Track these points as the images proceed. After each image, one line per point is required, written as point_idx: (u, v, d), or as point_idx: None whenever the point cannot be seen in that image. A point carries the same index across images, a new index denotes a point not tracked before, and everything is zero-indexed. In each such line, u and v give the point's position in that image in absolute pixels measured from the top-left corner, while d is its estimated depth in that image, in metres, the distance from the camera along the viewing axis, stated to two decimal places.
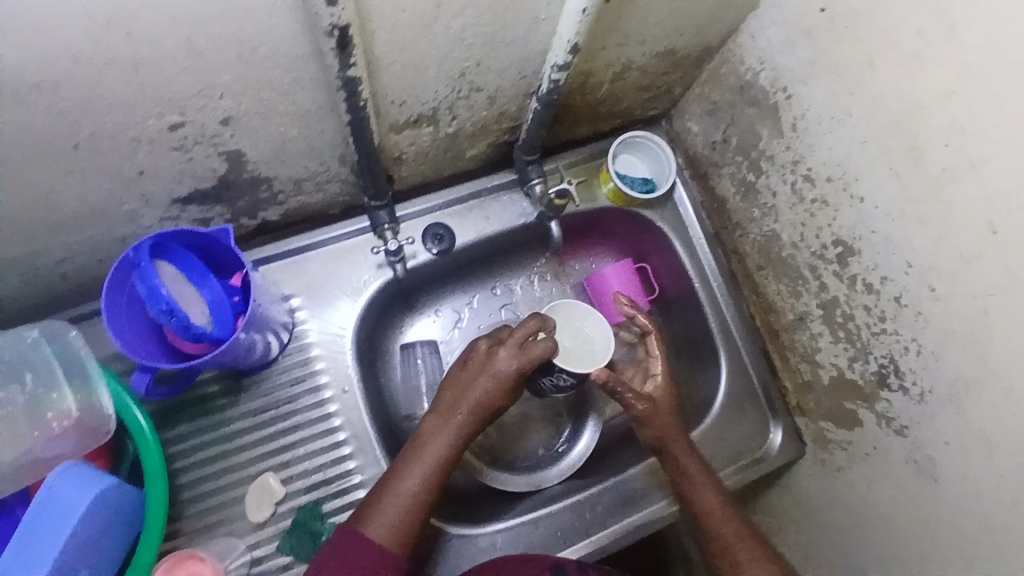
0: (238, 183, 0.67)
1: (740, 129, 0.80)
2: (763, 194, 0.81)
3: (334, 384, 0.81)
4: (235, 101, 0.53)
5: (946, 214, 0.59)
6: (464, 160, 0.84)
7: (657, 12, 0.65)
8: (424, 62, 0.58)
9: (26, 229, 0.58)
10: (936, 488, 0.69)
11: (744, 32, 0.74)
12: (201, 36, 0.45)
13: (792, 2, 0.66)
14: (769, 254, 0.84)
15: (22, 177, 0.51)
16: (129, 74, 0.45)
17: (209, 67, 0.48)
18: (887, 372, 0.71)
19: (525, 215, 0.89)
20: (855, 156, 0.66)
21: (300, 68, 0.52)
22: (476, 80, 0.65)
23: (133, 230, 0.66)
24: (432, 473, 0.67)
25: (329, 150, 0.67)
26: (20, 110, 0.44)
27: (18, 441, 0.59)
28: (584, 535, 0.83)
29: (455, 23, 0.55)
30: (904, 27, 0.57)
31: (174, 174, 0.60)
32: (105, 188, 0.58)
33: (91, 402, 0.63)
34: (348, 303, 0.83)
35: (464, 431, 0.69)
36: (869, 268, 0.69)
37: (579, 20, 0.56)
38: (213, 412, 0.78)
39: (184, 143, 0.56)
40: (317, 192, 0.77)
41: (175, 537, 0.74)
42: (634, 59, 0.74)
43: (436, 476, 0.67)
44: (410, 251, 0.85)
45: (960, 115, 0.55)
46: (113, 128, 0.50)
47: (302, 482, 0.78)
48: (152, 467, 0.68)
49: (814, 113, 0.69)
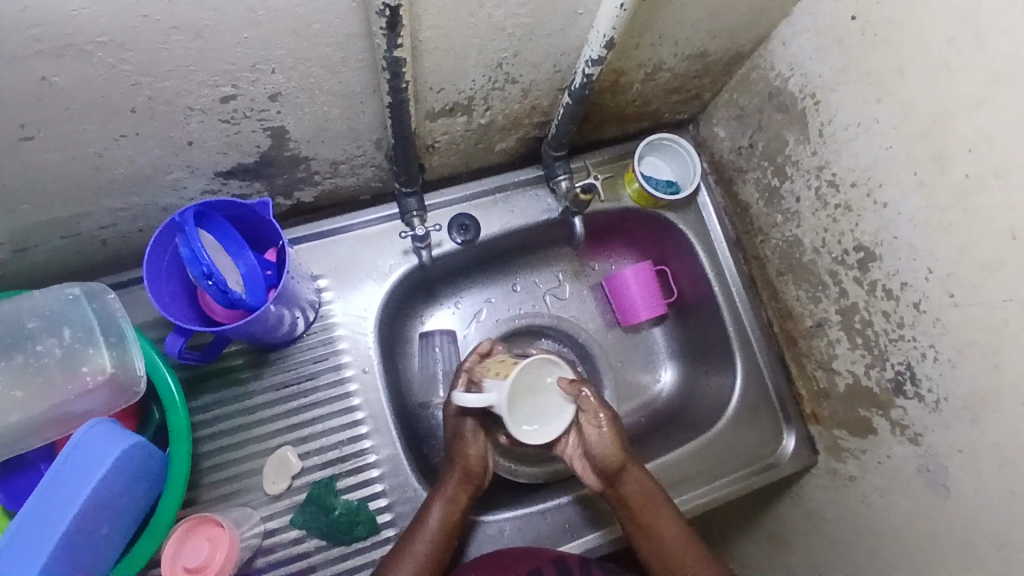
0: (279, 160, 0.70)
1: (767, 135, 0.82)
2: (786, 200, 0.82)
3: (355, 365, 0.83)
4: (285, 77, 0.56)
5: (969, 221, 0.60)
6: (494, 153, 0.86)
7: (691, 13, 0.67)
8: (465, 49, 0.60)
9: (79, 189, 0.61)
10: (948, 499, 0.69)
11: (776, 39, 0.75)
12: (261, 9, 0.48)
13: (824, 10, 0.68)
14: (790, 260, 0.85)
15: (81, 135, 0.54)
16: (190, 40, 0.49)
17: (265, 38, 0.51)
18: (904, 379, 0.71)
19: (549, 210, 0.90)
20: (881, 162, 0.67)
21: (348, 46, 0.55)
22: (512, 71, 0.68)
23: (176, 199, 0.69)
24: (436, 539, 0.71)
25: (367, 132, 0.70)
26: (87, 68, 0.48)
27: (53, 392, 0.62)
28: (591, 529, 0.82)
29: (498, 12, 0.57)
30: (934, 34, 0.58)
31: (221, 145, 0.63)
32: (155, 154, 0.61)
33: (125, 360, 0.65)
34: (373, 286, 0.85)
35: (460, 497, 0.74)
36: (890, 274, 0.70)
37: (616, 15, 0.58)
38: (237, 383, 0.80)
39: (234, 115, 0.59)
40: (351, 176, 0.79)
41: (192, 503, 0.76)
42: (665, 60, 0.76)
43: (439, 542, 0.71)
44: (435, 239, 0.87)
45: (987, 122, 0.56)
46: (169, 93, 0.53)
47: (318, 458, 0.79)
48: (178, 428, 0.68)
49: (841, 119, 0.70)
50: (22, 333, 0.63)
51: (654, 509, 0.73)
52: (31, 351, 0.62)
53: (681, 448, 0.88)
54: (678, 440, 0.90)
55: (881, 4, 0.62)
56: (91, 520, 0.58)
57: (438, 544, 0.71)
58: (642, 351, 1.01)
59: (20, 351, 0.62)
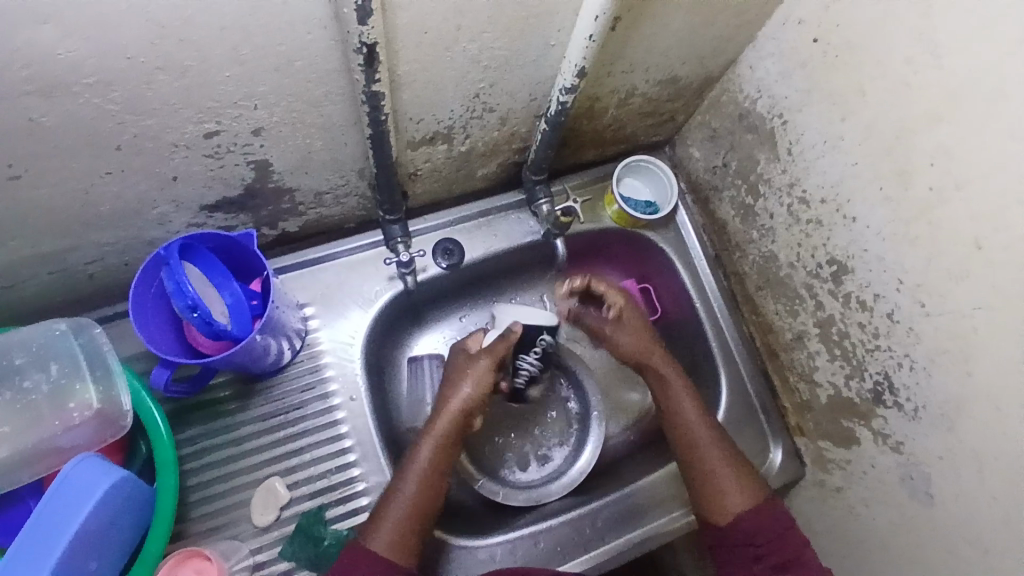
0: (263, 192, 0.71)
1: (739, 155, 0.85)
2: (761, 217, 0.85)
3: (343, 392, 0.83)
4: (268, 112, 0.58)
5: (934, 235, 0.62)
6: (476, 179, 0.88)
7: (661, 41, 0.70)
8: (443, 81, 0.63)
9: (62, 225, 0.62)
10: (931, 506, 0.69)
11: (743, 63, 0.79)
12: (244, 48, 0.49)
13: (787, 36, 0.71)
14: (767, 274, 0.87)
15: (69, 172, 0.55)
16: (177, 79, 0.50)
17: (251, 75, 0.53)
18: (882, 389, 0.73)
19: (532, 233, 0.92)
20: (847, 178, 0.70)
21: (330, 82, 0.57)
22: (489, 101, 0.70)
23: (162, 233, 0.70)
24: (428, 475, 0.75)
25: (350, 162, 0.72)
26: (72, 107, 0.49)
27: (41, 427, 0.62)
28: (583, 551, 0.82)
29: (473, 46, 0.59)
30: (889, 58, 0.61)
31: (206, 179, 0.65)
32: (141, 188, 0.62)
33: (110, 395, 0.65)
34: (359, 313, 0.85)
35: (447, 439, 0.78)
36: (862, 286, 0.72)
37: (586, 46, 0.61)
38: (224, 415, 0.80)
39: (218, 150, 0.61)
40: (335, 205, 0.81)
41: (180, 538, 0.75)
42: (638, 86, 0.78)
43: (432, 475, 0.75)
44: (420, 265, 0.88)
45: (946, 137, 0.58)
46: (154, 131, 0.55)
47: (307, 488, 0.79)
48: (164, 460, 0.69)
49: (808, 138, 0.73)
50: (11, 369, 0.63)
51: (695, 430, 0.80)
52: (19, 387, 0.63)
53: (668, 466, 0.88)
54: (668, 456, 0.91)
55: (840, 29, 0.65)
56: (79, 555, 0.58)
57: (422, 489, 0.74)
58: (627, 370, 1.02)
59: (9, 387, 0.63)
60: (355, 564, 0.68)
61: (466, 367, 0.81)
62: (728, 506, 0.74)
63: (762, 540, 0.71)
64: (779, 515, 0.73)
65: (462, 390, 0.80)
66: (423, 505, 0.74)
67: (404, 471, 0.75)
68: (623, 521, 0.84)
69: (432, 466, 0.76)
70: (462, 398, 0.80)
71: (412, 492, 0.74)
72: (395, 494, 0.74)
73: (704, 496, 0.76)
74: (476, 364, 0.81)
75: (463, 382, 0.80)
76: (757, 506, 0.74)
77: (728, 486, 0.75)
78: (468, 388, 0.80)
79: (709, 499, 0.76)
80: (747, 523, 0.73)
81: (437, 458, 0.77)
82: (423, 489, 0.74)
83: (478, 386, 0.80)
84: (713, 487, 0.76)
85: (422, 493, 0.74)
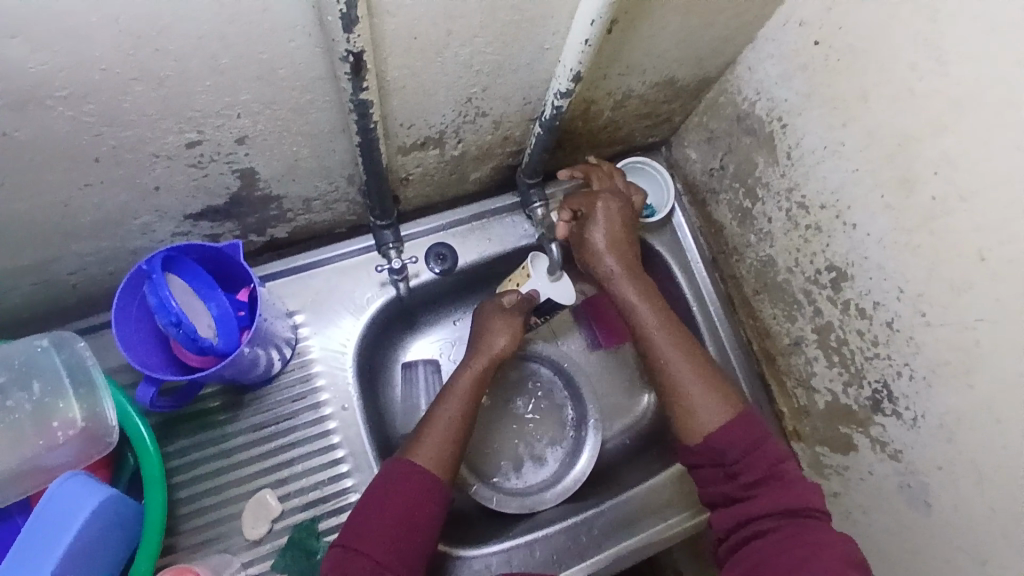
0: (249, 201, 0.69)
1: (737, 157, 0.83)
2: (759, 220, 0.83)
3: (334, 401, 0.81)
4: (252, 121, 0.56)
5: (937, 243, 0.61)
6: (469, 183, 0.86)
7: (657, 44, 0.68)
8: (434, 86, 0.61)
9: (41, 237, 0.60)
10: (929, 515, 0.69)
11: (742, 65, 0.77)
12: (225, 56, 0.47)
13: (787, 38, 0.69)
14: (765, 279, 0.86)
15: (47, 185, 0.53)
16: (155, 89, 0.48)
17: (233, 84, 0.50)
18: (881, 397, 0.72)
19: (527, 236, 0.90)
20: (848, 184, 0.69)
21: (316, 89, 0.55)
22: (482, 105, 0.68)
23: (145, 242, 0.68)
24: (465, 404, 0.74)
25: (339, 169, 0.70)
26: (47, 120, 0.46)
27: (23, 447, 0.61)
28: (580, 559, 0.81)
29: (465, 51, 0.57)
30: (893, 63, 0.60)
31: (189, 189, 0.63)
32: (122, 199, 0.60)
33: (95, 411, 0.64)
34: (350, 321, 0.84)
35: (483, 375, 0.76)
36: (862, 293, 0.71)
37: (582, 51, 0.59)
38: (213, 427, 0.78)
39: (201, 159, 0.59)
40: (325, 211, 0.79)
41: (171, 551, 0.73)
42: (634, 88, 0.77)
43: (469, 405, 0.74)
44: (412, 271, 0.86)
45: (950, 145, 0.57)
46: (134, 142, 0.53)
47: (299, 500, 0.77)
48: (152, 476, 0.67)
49: (808, 142, 0.72)
50: None
51: (664, 341, 0.75)
52: None
53: (664, 472, 0.87)
54: (665, 462, 0.90)
55: (842, 32, 0.63)
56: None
57: (460, 420, 0.73)
58: (623, 373, 1.01)
59: None
60: (398, 488, 0.65)
61: (499, 318, 0.79)
62: (703, 423, 0.70)
63: (734, 458, 0.67)
64: (750, 428, 0.68)
65: (498, 339, 0.78)
66: (459, 433, 0.72)
67: (444, 397, 0.74)
68: (618, 528, 0.83)
69: (468, 405, 0.74)
70: (501, 342, 0.77)
71: (449, 419, 0.72)
72: (433, 420, 0.72)
73: (679, 418, 0.72)
74: (511, 314, 0.79)
75: (502, 330, 0.78)
76: (732, 421, 0.69)
77: (703, 406, 0.70)
78: (506, 329, 0.78)
79: (682, 418, 0.71)
80: (718, 440, 0.68)
81: (471, 389, 0.75)
82: (461, 418, 0.73)
83: (513, 334, 0.78)
84: (683, 408, 0.71)
85: (456, 423, 0.72)
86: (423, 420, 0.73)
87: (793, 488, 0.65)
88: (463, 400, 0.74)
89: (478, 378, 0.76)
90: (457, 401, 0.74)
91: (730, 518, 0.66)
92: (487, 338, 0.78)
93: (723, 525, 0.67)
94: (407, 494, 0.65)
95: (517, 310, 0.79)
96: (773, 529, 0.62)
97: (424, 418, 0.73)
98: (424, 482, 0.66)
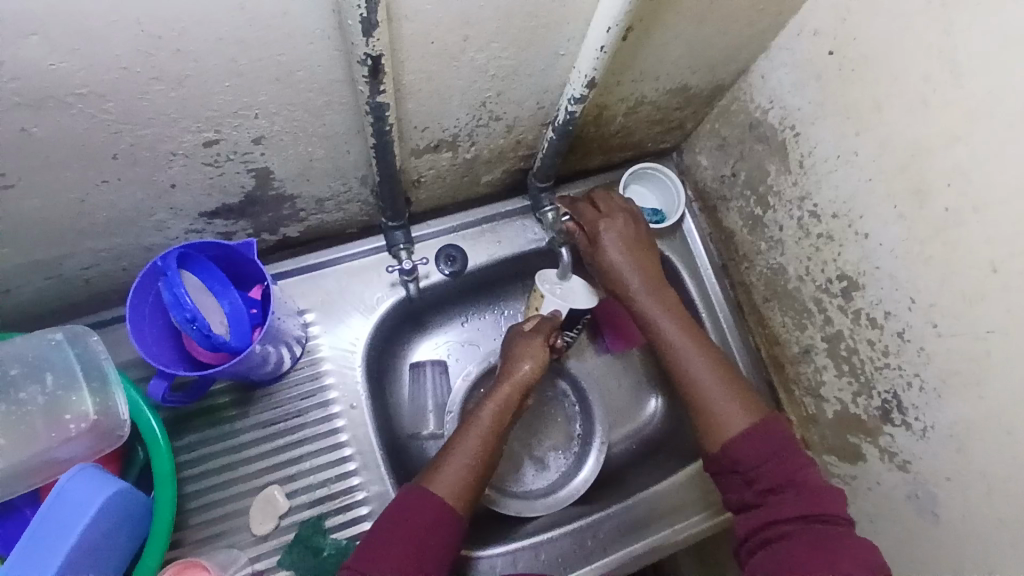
0: (263, 200, 0.70)
1: (749, 165, 0.83)
2: (770, 228, 0.83)
3: (343, 400, 0.82)
4: (268, 121, 0.57)
5: (950, 254, 0.61)
6: (480, 186, 0.87)
7: (671, 50, 0.68)
8: (449, 90, 0.61)
9: (58, 233, 0.61)
10: (937, 527, 0.68)
11: (756, 72, 0.77)
12: (243, 59, 0.48)
13: (802, 46, 0.69)
14: (775, 286, 0.86)
15: (65, 181, 0.54)
16: (173, 89, 0.49)
17: (250, 86, 0.51)
18: (890, 407, 0.72)
19: (536, 240, 0.90)
20: (860, 193, 0.69)
21: (333, 92, 0.55)
22: (495, 110, 0.68)
23: (160, 239, 0.69)
24: (487, 439, 0.71)
25: (352, 170, 0.70)
26: (67, 117, 0.47)
27: (33, 440, 0.61)
28: (585, 562, 0.81)
29: (480, 56, 0.58)
30: (907, 73, 0.60)
31: (205, 188, 0.63)
32: (138, 197, 0.61)
33: (107, 404, 0.65)
34: (360, 320, 0.84)
35: (507, 407, 0.73)
36: (873, 303, 0.71)
37: (597, 57, 0.59)
38: (223, 422, 0.79)
39: (217, 159, 0.59)
40: (337, 212, 0.79)
41: (178, 546, 0.74)
42: (647, 94, 0.77)
43: (492, 441, 0.71)
44: (423, 271, 0.87)
45: (963, 156, 0.57)
46: (152, 140, 0.53)
47: (306, 496, 0.78)
48: (162, 470, 0.68)
49: (821, 150, 0.71)
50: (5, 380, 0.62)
51: (688, 350, 0.74)
52: (13, 398, 0.62)
53: (670, 477, 0.87)
54: (670, 467, 0.90)
55: (857, 41, 0.63)
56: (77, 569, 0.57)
57: (479, 454, 0.70)
58: (630, 378, 1.01)
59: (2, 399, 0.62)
60: (416, 512, 0.63)
61: (521, 342, 0.77)
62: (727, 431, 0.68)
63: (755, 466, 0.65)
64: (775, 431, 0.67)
65: (521, 364, 0.75)
66: (479, 468, 0.69)
67: (466, 429, 0.71)
68: (623, 533, 0.83)
69: (489, 434, 0.71)
70: (522, 372, 0.75)
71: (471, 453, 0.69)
72: (452, 451, 0.69)
73: (702, 423, 0.71)
74: (532, 341, 0.77)
75: (527, 356, 0.75)
76: (754, 428, 0.67)
77: (722, 412, 0.69)
78: (527, 356, 0.75)
79: (707, 427, 0.70)
80: (741, 449, 0.66)
81: (495, 422, 0.72)
82: (484, 453, 0.70)
83: (536, 362, 0.75)
84: (707, 415, 0.70)
85: (476, 457, 0.69)
86: (443, 450, 0.70)
87: (818, 495, 0.62)
88: (486, 435, 0.71)
89: (500, 412, 0.73)
90: (478, 427, 0.71)
91: (753, 519, 0.63)
92: (511, 364, 0.75)
93: (742, 528, 0.64)
94: (417, 520, 0.62)
95: (537, 333, 0.77)
96: (792, 533, 0.61)
97: (443, 447, 0.71)
98: (442, 514, 0.63)
